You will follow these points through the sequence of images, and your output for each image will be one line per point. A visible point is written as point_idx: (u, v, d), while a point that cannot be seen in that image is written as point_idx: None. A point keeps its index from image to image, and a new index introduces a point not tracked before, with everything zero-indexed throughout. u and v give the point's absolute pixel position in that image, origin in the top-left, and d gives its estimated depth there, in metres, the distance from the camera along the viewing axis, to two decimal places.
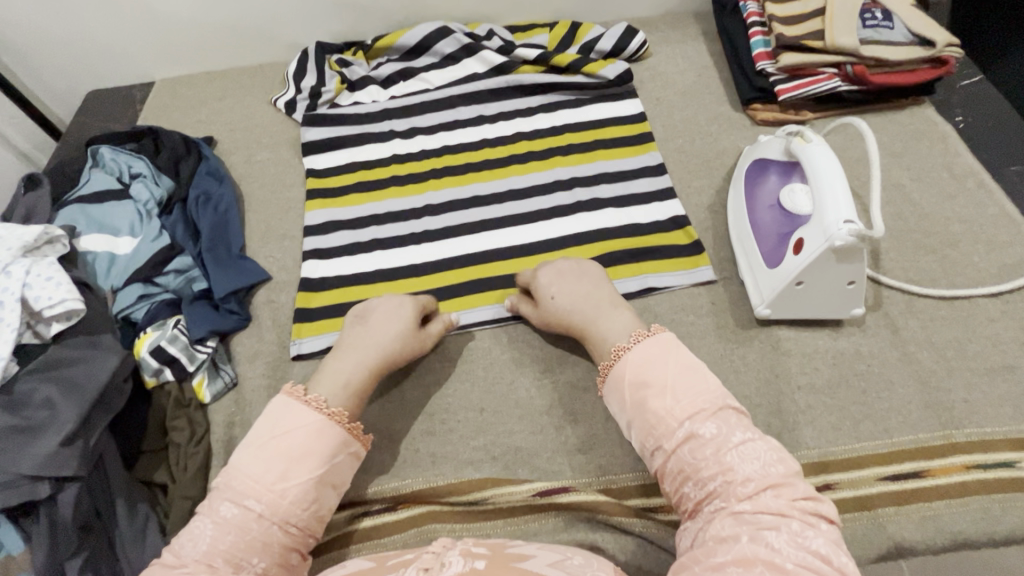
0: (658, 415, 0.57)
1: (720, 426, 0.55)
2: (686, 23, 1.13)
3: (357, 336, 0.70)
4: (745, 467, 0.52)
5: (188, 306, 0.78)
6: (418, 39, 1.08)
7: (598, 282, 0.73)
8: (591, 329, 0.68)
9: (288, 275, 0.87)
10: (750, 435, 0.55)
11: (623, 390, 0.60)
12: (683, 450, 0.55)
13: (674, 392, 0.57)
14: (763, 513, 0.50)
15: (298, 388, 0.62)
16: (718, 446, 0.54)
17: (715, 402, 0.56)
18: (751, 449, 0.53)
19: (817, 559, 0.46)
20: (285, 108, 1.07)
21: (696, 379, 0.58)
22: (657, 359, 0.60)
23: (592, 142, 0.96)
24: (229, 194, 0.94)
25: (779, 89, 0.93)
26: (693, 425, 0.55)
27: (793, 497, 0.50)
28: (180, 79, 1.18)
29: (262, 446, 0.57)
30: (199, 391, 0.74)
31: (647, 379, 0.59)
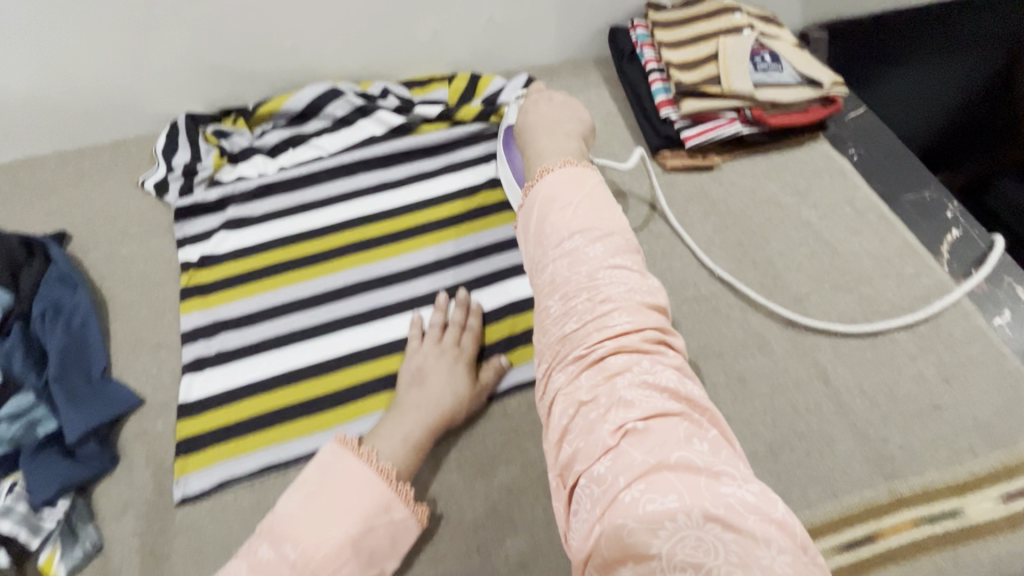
0: (554, 227, 0.59)
1: (607, 248, 0.57)
2: (587, 69, 1.11)
3: (413, 397, 0.69)
4: (620, 327, 0.52)
5: (29, 461, 0.64)
6: (306, 103, 0.99)
7: (571, 119, 0.74)
8: (532, 146, 0.70)
9: (164, 396, 0.74)
10: (623, 289, 0.54)
11: (532, 207, 0.62)
12: (564, 267, 0.57)
13: (576, 211, 0.59)
14: (631, 385, 0.48)
15: (349, 438, 0.63)
16: (594, 271, 0.55)
17: (620, 241, 0.58)
18: (620, 275, 0.55)
19: (667, 398, 0.47)
20: (154, 189, 0.94)
21: (604, 230, 0.58)
22: (561, 185, 0.62)
23: (501, 203, 0.91)
24: (85, 303, 0.80)
25: (685, 135, 0.92)
26: (589, 256, 0.56)
27: (648, 334, 0.52)
28: (23, 163, 1.01)
29: (322, 494, 0.58)
30: (49, 570, 0.60)
31: (563, 206, 0.60)
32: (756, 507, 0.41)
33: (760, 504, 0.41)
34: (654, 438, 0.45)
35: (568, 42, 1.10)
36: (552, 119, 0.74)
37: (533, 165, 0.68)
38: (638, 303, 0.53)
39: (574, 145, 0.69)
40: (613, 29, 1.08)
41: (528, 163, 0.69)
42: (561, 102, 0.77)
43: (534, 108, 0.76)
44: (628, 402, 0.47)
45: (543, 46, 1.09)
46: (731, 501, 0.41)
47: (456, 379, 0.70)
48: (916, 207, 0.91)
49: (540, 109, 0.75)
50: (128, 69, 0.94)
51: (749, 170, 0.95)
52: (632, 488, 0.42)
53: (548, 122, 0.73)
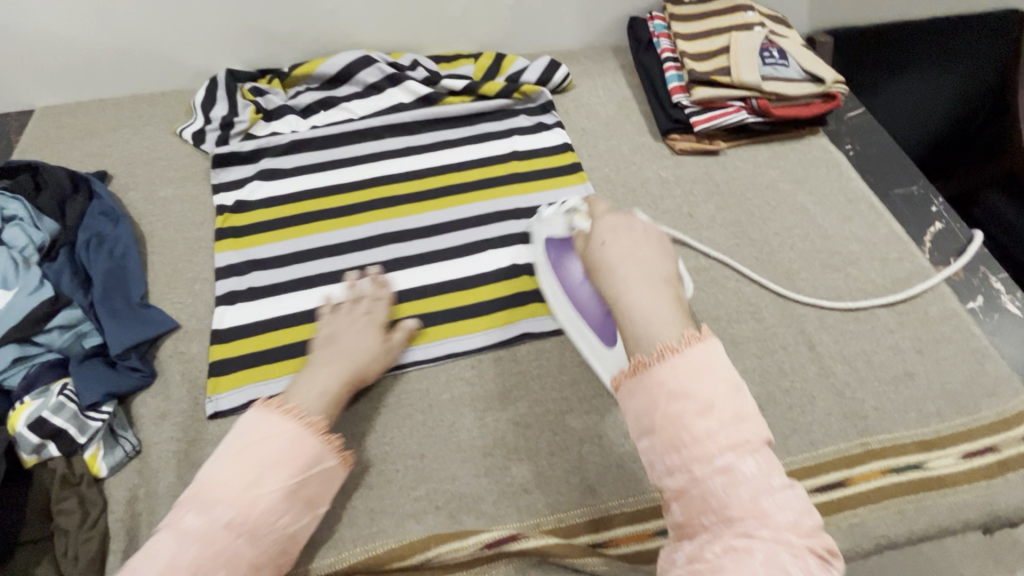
0: (696, 433, 0.51)
1: (757, 460, 0.50)
2: (605, 56, 1.18)
3: (327, 354, 0.70)
4: (779, 513, 0.48)
5: (77, 368, 0.68)
6: (340, 68, 1.05)
7: (657, 259, 0.62)
8: (635, 314, 0.57)
9: (199, 323, 0.80)
10: (768, 468, 0.50)
11: (654, 400, 0.52)
12: (712, 478, 0.50)
13: (718, 416, 0.51)
14: (771, 535, 0.48)
15: (270, 400, 0.62)
16: (752, 486, 0.49)
17: (754, 422, 0.52)
18: (786, 495, 0.49)
19: None
20: (192, 138, 0.99)
21: (735, 397, 0.52)
22: (688, 373, 0.52)
23: (518, 173, 0.98)
24: (127, 235, 0.85)
25: (694, 120, 0.99)
26: (732, 456, 0.50)
27: (807, 538, 0.48)
28: (66, 108, 1.06)
29: (250, 458, 0.57)
30: (93, 465, 0.65)
31: (686, 391, 0.52)
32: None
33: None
34: None
35: (589, 29, 1.16)
36: (641, 256, 0.61)
37: (635, 328, 0.57)
38: (803, 523, 0.48)
39: (660, 271, 0.61)
40: (633, 20, 1.14)
41: (624, 329, 0.58)
42: (627, 225, 0.65)
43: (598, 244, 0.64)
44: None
45: (564, 31, 1.15)
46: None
47: (373, 339, 0.73)
48: (905, 201, 0.97)
49: (614, 243, 0.63)
50: (174, 24, 0.99)
51: (752, 157, 1.02)
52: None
53: (643, 260, 0.61)
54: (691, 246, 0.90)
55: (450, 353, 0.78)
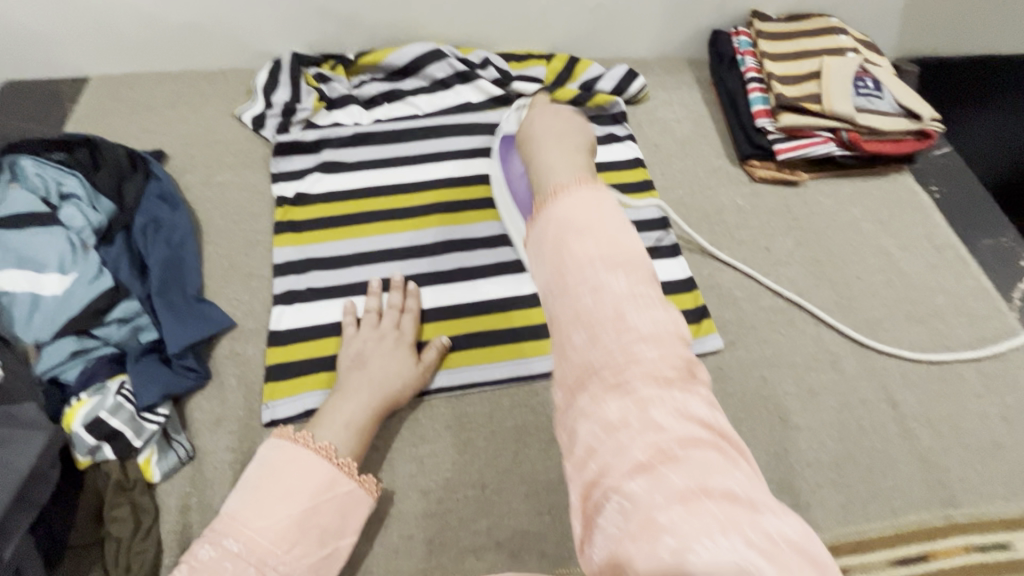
0: (575, 255, 0.38)
1: (631, 278, 0.38)
2: (681, 68, 1.12)
3: (355, 379, 0.68)
4: (645, 340, 0.35)
5: (135, 365, 0.66)
6: (408, 60, 1.00)
7: (578, 124, 0.49)
8: (534, 159, 0.46)
9: (255, 323, 0.76)
10: (649, 307, 0.37)
11: (544, 228, 0.41)
12: (584, 296, 0.37)
13: (600, 237, 0.39)
14: (650, 388, 0.33)
15: (287, 428, 0.63)
16: (629, 326, 0.36)
17: (638, 253, 0.39)
18: (657, 324, 0.36)
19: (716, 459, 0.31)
20: (252, 123, 0.95)
21: (624, 236, 0.40)
22: (576, 205, 0.41)
23: None
24: (184, 222, 0.81)
25: (778, 148, 0.93)
26: (604, 271, 0.38)
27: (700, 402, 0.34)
28: (121, 77, 1.02)
29: (261, 486, 0.59)
30: (147, 470, 0.62)
31: (578, 224, 0.40)
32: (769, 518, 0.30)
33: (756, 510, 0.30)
34: (695, 466, 0.30)
35: (668, 38, 1.10)
36: (549, 120, 0.49)
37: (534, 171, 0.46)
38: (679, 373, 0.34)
39: (576, 129, 0.48)
40: (715, 32, 1.08)
41: (531, 170, 0.46)
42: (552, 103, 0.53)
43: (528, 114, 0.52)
44: (660, 435, 0.32)
45: (642, 38, 1.10)
46: (773, 532, 0.29)
47: (400, 362, 0.71)
48: (994, 252, 0.92)
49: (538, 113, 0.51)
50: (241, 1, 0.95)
51: (833, 191, 0.97)
52: (672, 512, 0.29)
53: (550, 122, 0.49)
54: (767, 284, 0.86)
55: (502, 379, 0.74)
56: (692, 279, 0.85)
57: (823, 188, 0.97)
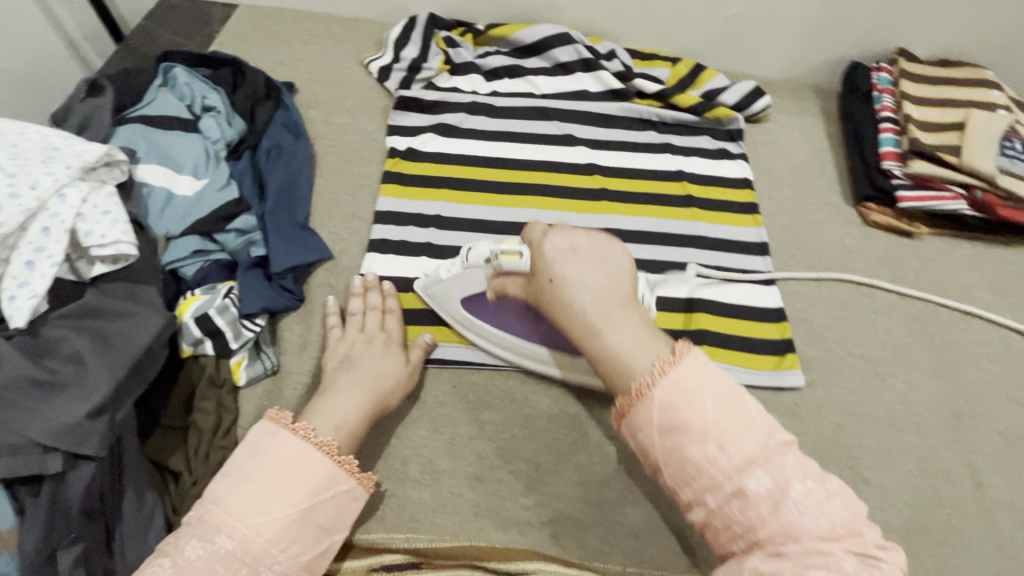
0: (698, 464, 0.45)
1: (767, 464, 0.44)
2: (808, 96, 1.08)
3: (346, 380, 0.65)
4: (791, 512, 0.43)
5: (243, 273, 0.70)
6: (536, 39, 1.00)
7: (618, 270, 0.52)
8: (600, 339, 0.49)
9: (350, 261, 0.79)
10: (777, 458, 0.44)
11: (647, 434, 0.47)
12: (728, 506, 0.44)
13: (720, 438, 0.45)
14: (804, 544, 0.42)
15: (283, 414, 0.58)
16: (772, 500, 0.43)
17: (756, 424, 0.46)
18: (794, 483, 0.43)
19: None
20: (377, 73, 0.99)
21: (729, 409, 0.46)
22: (683, 398, 0.46)
23: (690, 196, 0.91)
24: (304, 152, 0.84)
25: (901, 195, 0.88)
26: (740, 475, 0.44)
27: (855, 549, 0.42)
28: (264, 8, 1.07)
29: (258, 479, 0.53)
30: (235, 372, 0.67)
31: (680, 423, 0.45)
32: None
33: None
34: None
35: (801, 62, 1.06)
36: (602, 277, 0.51)
37: (612, 365, 0.49)
38: (817, 511, 0.43)
39: (622, 291, 0.51)
40: (854, 64, 1.03)
41: (599, 365, 0.50)
42: (601, 244, 0.54)
43: (553, 255, 0.53)
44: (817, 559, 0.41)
45: (774, 57, 1.06)
46: None
47: (392, 364, 0.68)
48: None
49: (583, 256, 0.52)
50: None
51: (951, 250, 0.91)
52: None
53: (589, 276, 0.51)
54: (861, 332, 0.82)
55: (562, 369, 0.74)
56: (783, 310, 0.82)
57: (942, 246, 0.91)
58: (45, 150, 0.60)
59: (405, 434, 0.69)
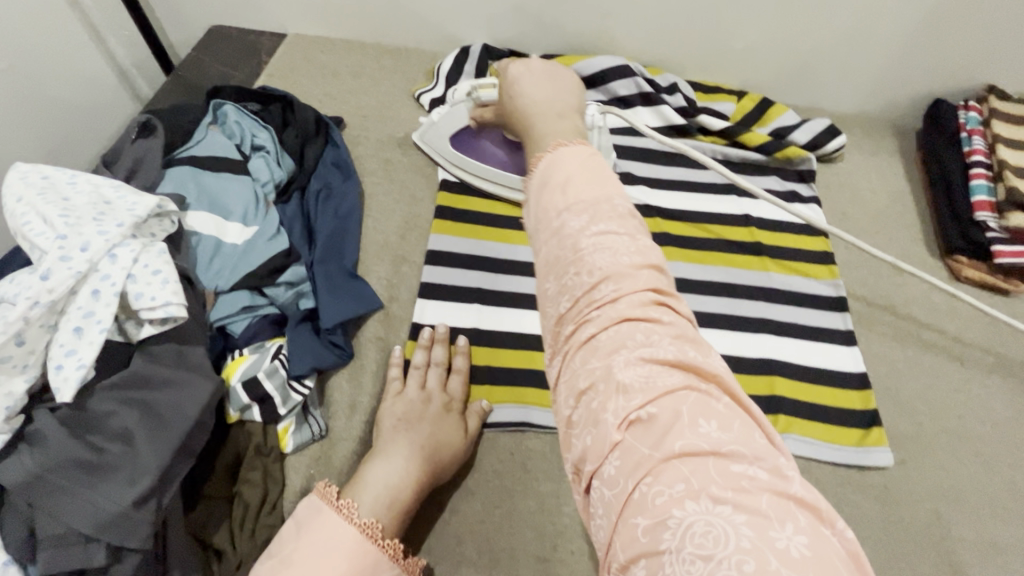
0: (542, 211, 0.43)
1: (593, 215, 0.41)
2: (884, 134, 1.00)
3: (399, 442, 0.60)
4: (602, 261, 0.39)
5: (292, 330, 0.67)
6: (594, 72, 0.95)
7: (554, 95, 0.53)
8: (533, 127, 0.51)
9: (401, 311, 0.75)
10: (620, 220, 0.41)
11: (525, 191, 0.45)
12: (555, 244, 0.41)
13: (569, 189, 0.42)
14: (611, 327, 0.36)
15: (329, 489, 0.55)
16: (581, 241, 0.40)
17: (604, 193, 0.42)
18: (613, 241, 0.39)
19: (634, 368, 0.34)
20: (428, 107, 0.95)
21: (595, 178, 0.43)
22: (566, 162, 0.44)
23: (761, 246, 0.85)
24: (354, 194, 0.81)
25: (999, 250, 0.80)
26: (566, 218, 0.41)
27: (636, 300, 0.37)
28: (313, 37, 1.04)
29: (296, 563, 0.50)
30: (283, 439, 0.62)
31: (560, 182, 0.43)
32: (809, 528, 0.29)
33: (774, 479, 0.30)
34: (660, 424, 0.32)
35: (878, 98, 0.99)
36: (546, 88, 0.54)
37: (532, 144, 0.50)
38: (630, 273, 0.38)
39: (555, 101, 0.53)
40: (938, 101, 0.96)
41: (527, 149, 0.51)
42: (554, 71, 0.56)
43: (514, 78, 0.55)
44: (618, 354, 0.35)
45: (848, 92, 0.99)
46: (744, 483, 0.30)
47: (449, 428, 0.63)
48: None
49: (527, 78, 0.55)
50: None
51: None
52: (641, 483, 0.31)
53: (541, 87, 0.54)
54: (955, 403, 0.74)
55: None
56: (867, 375, 0.75)
57: None
58: (96, 204, 0.57)
59: (460, 507, 0.64)
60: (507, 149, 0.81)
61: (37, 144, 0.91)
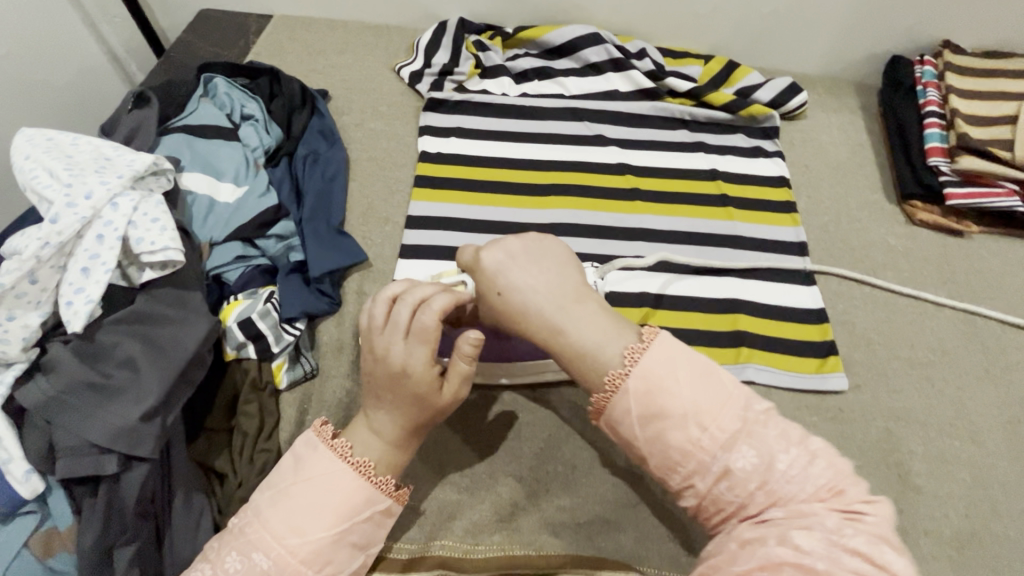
0: (683, 449, 0.46)
1: (716, 430, 0.45)
2: (846, 91, 1.05)
3: None
4: (752, 475, 0.44)
5: (282, 278, 0.72)
6: (566, 40, 1.00)
7: (562, 273, 0.54)
8: (575, 338, 0.51)
9: (385, 264, 0.80)
10: (756, 432, 0.45)
11: (630, 400, 0.47)
12: (717, 488, 0.45)
13: (700, 417, 0.46)
14: (798, 501, 0.43)
15: (324, 426, 0.54)
16: (751, 477, 0.44)
17: (723, 402, 0.47)
18: (756, 445, 0.45)
19: (846, 557, 0.40)
20: (408, 78, 0.99)
21: (705, 380, 0.47)
22: (671, 373, 0.47)
23: (725, 196, 0.89)
24: (339, 159, 0.86)
25: (950, 191, 0.85)
26: (723, 453, 0.45)
27: (822, 504, 0.43)
28: (298, 18, 1.09)
29: (292, 496, 0.50)
30: (277, 376, 0.68)
31: (670, 407, 0.46)
32: None
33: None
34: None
35: (839, 58, 1.03)
36: (543, 275, 0.54)
37: (574, 350, 0.51)
38: (785, 482, 0.44)
39: (575, 288, 0.54)
40: (896, 58, 1.00)
41: (572, 366, 0.51)
42: (539, 249, 0.56)
43: (493, 268, 0.55)
44: (798, 549, 0.40)
45: (811, 53, 1.03)
46: None
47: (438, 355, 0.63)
48: None
49: (518, 262, 0.55)
50: None
51: (1003, 248, 0.87)
52: None
53: (530, 262, 0.55)
54: (906, 334, 0.79)
55: None
56: (824, 310, 0.80)
57: (992, 244, 0.87)
58: (98, 161, 0.62)
59: (441, 436, 0.69)
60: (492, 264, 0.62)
61: (38, 123, 0.97)
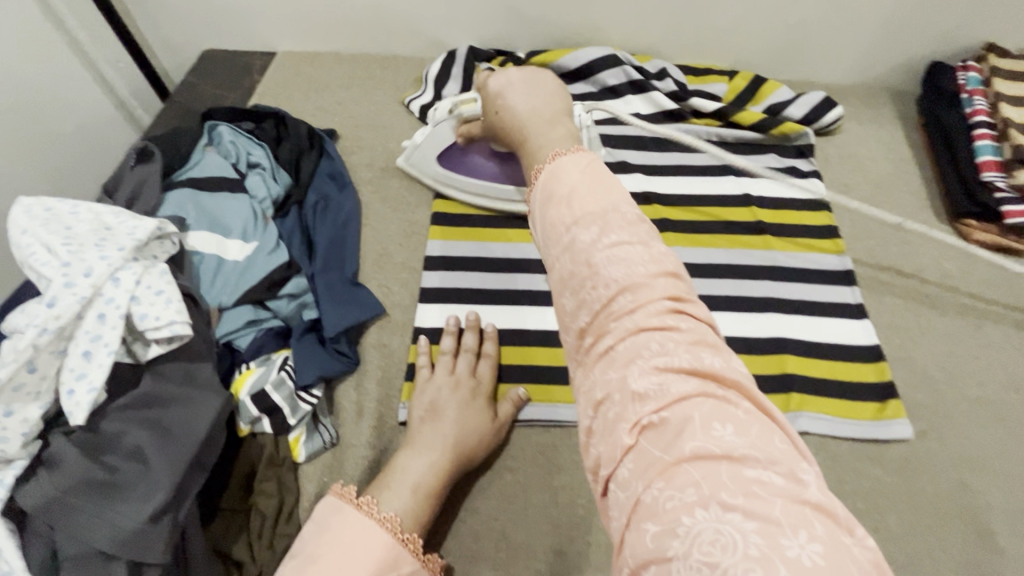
0: (550, 229, 0.42)
1: (602, 227, 0.40)
2: (882, 101, 0.98)
3: (428, 435, 0.61)
4: (615, 273, 0.38)
5: (296, 340, 0.68)
6: (582, 63, 0.95)
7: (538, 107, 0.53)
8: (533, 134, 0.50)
9: (404, 315, 0.75)
10: (629, 229, 0.40)
11: (536, 204, 0.44)
12: (566, 265, 0.40)
13: (575, 199, 0.42)
14: (633, 334, 0.36)
15: (347, 489, 0.56)
16: (600, 261, 0.39)
17: (609, 203, 0.42)
18: (622, 251, 0.39)
19: (670, 378, 0.34)
20: (419, 111, 0.95)
21: (602, 190, 0.42)
22: (576, 175, 0.43)
23: (761, 223, 0.84)
24: (351, 203, 0.82)
25: (1009, 210, 0.78)
26: (575, 229, 0.41)
27: (658, 307, 0.37)
28: (303, 54, 1.05)
29: (323, 558, 0.49)
30: (295, 449, 0.63)
31: (565, 195, 0.42)
32: (826, 532, 0.28)
33: (790, 485, 0.29)
34: (679, 428, 0.32)
35: (873, 67, 0.97)
36: (533, 100, 0.54)
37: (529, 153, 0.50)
38: (639, 283, 0.38)
39: (551, 108, 0.53)
40: (935, 64, 0.93)
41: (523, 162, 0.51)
42: (537, 77, 0.56)
43: (497, 90, 0.57)
44: (638, 379, 0.34)
45: (842, 63, 0.97)
46: (755, 488, 0.29)
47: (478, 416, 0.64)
48: None
49: (514, 87, 0.55)
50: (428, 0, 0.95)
51: None
52: (652, 487, 0.31)
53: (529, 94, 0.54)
54: (971, 368, 0.73)
55: None
56: (879, 347, 0.74)
57: None
58: (98, 231, 0.59)
59: (473, 505, 0.64)
60: (498, 162, 0.80)
61: (43, 178, 0.94)
